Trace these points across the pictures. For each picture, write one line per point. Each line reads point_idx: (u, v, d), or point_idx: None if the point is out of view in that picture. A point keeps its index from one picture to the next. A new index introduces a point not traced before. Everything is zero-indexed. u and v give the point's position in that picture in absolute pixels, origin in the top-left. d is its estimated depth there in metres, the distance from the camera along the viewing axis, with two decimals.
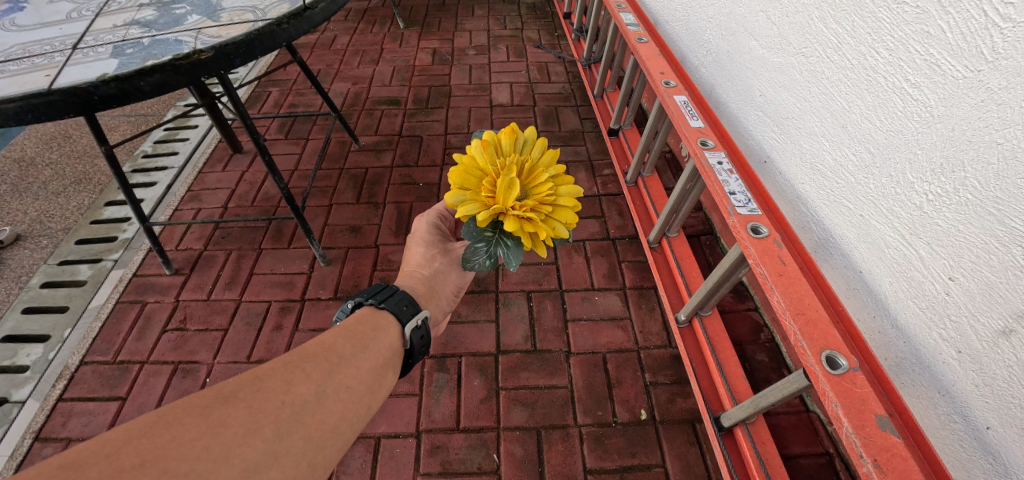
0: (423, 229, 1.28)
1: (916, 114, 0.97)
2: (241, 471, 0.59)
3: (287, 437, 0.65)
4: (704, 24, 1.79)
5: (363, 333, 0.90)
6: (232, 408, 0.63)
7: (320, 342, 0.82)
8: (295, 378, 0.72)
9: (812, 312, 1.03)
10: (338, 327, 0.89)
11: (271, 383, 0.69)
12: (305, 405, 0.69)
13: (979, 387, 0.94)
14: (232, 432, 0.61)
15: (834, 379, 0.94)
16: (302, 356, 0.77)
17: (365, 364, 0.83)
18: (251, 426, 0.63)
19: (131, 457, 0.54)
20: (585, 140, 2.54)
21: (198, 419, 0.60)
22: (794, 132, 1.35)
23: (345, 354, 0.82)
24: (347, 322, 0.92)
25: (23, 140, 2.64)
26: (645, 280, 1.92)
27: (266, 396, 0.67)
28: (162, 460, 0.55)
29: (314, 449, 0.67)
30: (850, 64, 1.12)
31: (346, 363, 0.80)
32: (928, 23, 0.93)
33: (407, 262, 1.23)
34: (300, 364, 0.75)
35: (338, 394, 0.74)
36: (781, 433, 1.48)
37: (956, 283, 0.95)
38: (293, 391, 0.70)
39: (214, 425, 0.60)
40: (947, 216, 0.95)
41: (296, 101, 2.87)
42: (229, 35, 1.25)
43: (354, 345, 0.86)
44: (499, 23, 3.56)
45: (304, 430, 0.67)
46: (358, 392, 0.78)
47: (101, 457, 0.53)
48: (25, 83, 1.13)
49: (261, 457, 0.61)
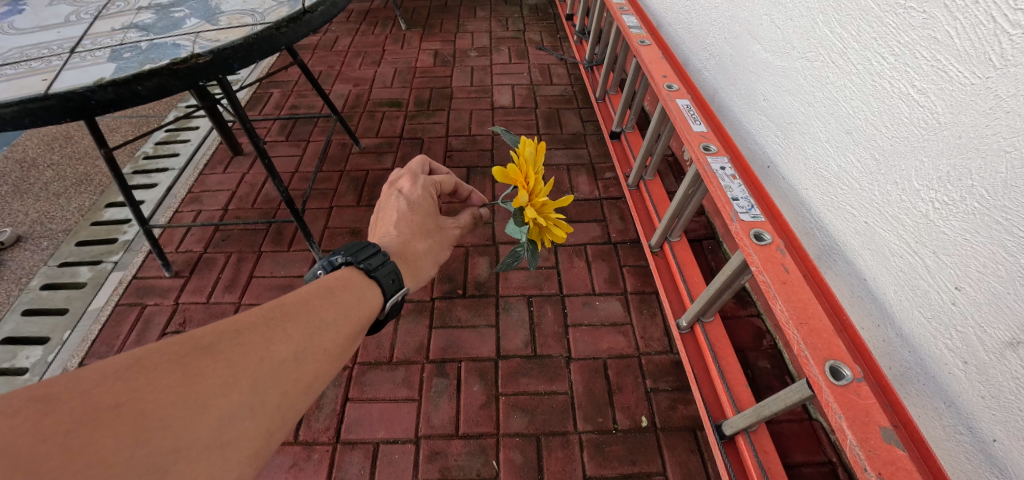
0: (417, 197, 1.10)
1: (922, 121, 0.96)
2: (218, 421, 0.57)
3: (264, 392, 0.63)
4: (707, 27, 1.77)
5: (347, 298, 0.84)
6: (211, 359, 0.61)
7: (304, 299, 0.77)
8: (276, 335, 0.69)
9: (816, 322, 1.02)
10: (323, 287, 0.83)
11: (252, 338, 0.66)
12: (283, 364, 0.67)
13: (985, 398, 0.92)
14: (212, 382, 0.59)
15: (837, 390, 0.92)
16: (284, 313, 0.72)
17: (346, 329, 0.79)
18: (228, 378, 0.60)
19: (105, 396, 0.52)
20: (586, 143, 2.53)
21: (175, 367, 0.57)
22: (798, 137, 1.34)
23: (326, 316, 0.78)
24: (333, 283, 0.85)
25: (25, 141, 2.64)
26: (645, 285, 1.91)
27: (246, 351, 0.64)
28: (139, 403, 0.53)
29: (290, 404, 0.66)
30: (855, 69, 1.11)
31: (328, 327, 0.76)
32: (935, 29, 0.91)
33: (394, 230, 1.04)
34: (282, 322, 0.71)
35: (316, 356, 0.72)
36: (783, 441, 1.46)
37: (962, 292, 0.93)
38: (272, 350, 0.67)
39: (194, 372, 0.58)
40: (953, 225, 0.93)
41: (298, 103, 2.87)
42: (227, 39, 1.24)
43: (337, 307, 0.81)
44: (500, 25, 3.55)
45: (281, 386, 0.66)
46: (336, 354, 0.76)
47: (75, 393, 0.51)
48: (22, 87, 1.12)
49: (237, 409, 0.59)
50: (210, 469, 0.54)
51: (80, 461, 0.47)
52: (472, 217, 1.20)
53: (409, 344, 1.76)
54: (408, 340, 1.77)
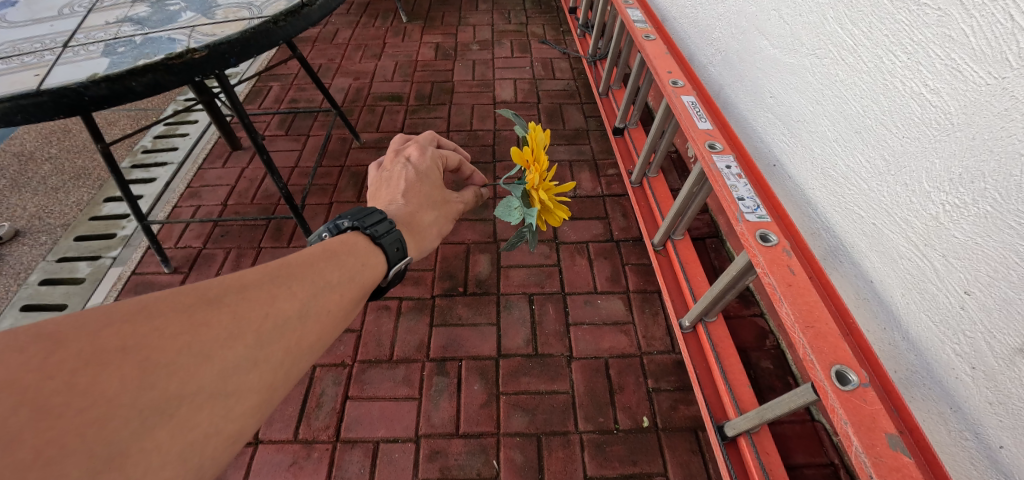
0: (426, 167, 1.10)
1: (935, 121, 0.94)
2: (221, 370, 0.55)
3: (268, 347, 0.61)
4: (714, 21, 1.74)
5: (352, 262, 0.81)
6: (218, 311, 0.58)
7: (308, 259, 0.75)
8: (281, 293, 0.67)
9: (822, 325, 1.00)
10: (328, 250, 0.80)
11: (257, 294, 0.64)
12: (287, 322, 0.65)
13: (992, 404, 0.91)
14: (218, 333, 0.57)
15: (843, 395, 0.90)
16: (289, 271, 0.70)
17: (349, 293, 0.78)
18: (233, 330, 0.58)
19: (112, 338, 0.49)
20: (589, 139, 2.51)
21: (181, 314, 0.55)
22: (805, 136, 1.31)
23: (330, 279, 0.76)
24: (338, 246, 0.83)
25: (23, 134, 2.62)
26: (648, 283, 1.89)
27: (252, 306, 0.62)
28: (145, 348, 0.50)
29: (290, 361, 0.65)
30: (866, 67, 1.09)
31: (332, 289, 0.74)
32: (950, 27, 0.89)
33: (402, 198, 1.03)
34: (287, 280, 0.69)
35: (319, 317, 0.70)
36: (785, 442, 1.45)
37: (972, 297, 0.92)
38: (277, 306, 0.65)
39: (200, 322, 0.56)
40: (964, 229, 0.91)
41: (298, 96, 2.84)
42: (223, 33, 1.22)
43: (341, 271, 0.78)
44: (503, 18, 3.50)
45: (283, 343, 0.64)
46: (338, 317, 0.74)
47: (82, 332, 0.48)
48: (14, 83, 1.10)
49: (239, 361, 0.58)
50: (213, 417, 0.53)
51: (85, 399, 0.45)
52: (476, 194, 1.19)
53: (410, 342, 1.75)
54: (409, 338, 1.76)
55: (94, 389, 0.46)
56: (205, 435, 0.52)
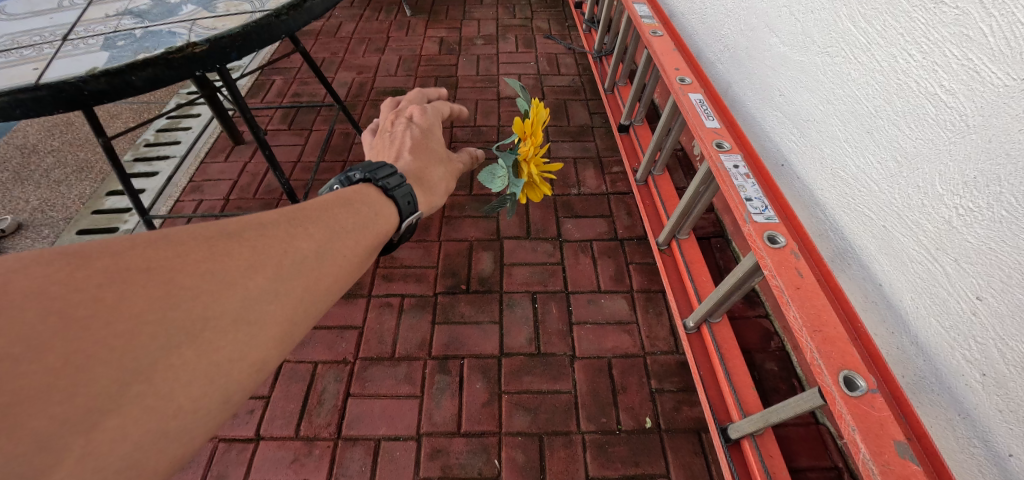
0: (428, 125, 1.09)
1: (950, 123, 0.92)
2: (239, 302, 0.52)
3: (289, 280, 0.58)
4: (722, 18, 1.71)
5: (369, 209, 0.77)
6: (236, 244, 0.55)
7: (324, 202, 0.70)
8: (300, 230, 0.63)
9: (830, 329, 0.99)
10: (343, 197, 0.76)
11: (275, 229, 0.60)
12: (307, 259, 0.61)
13: (1002, 412, 0.89)
14: (236, 265, 0.54)
15: (851, 400, 0.89)
16: (307, 211, 0.66)
17: (367, 237, 0.73)
18: (251, 262, 0.55)
19: (135, 259, 0.48)
20: (594, 136, 2.48)
21: (200, 244, 0.52)
22: (815, 136, 1.29)
23: (349, 223, 0.71)
24: (351, 194, 0.78)
25: (25, 127, 2.62)
26: (652, 283, 1.88)
27: (269, 240, 0.58)
28: (164, 273, 0.48)
29: (312, 299, 0.61)
30: (879, 66, 1.06)
31: (351, 233, 0.70)
32: (968, 26, 0.86)
33: (406, 154, 1.01)
34: (306, 219, 0.64)
35: (340, 257, 0.66)
36: (789, 445, 1.44)
37: (984, 303, 0.90)
38: (296, 243, 0.61)
39: (220, 253, 0.53)
40: (978, 233, 0.89)
41: (301, 91, 2.83)
42: (225, 27, 1.20)
43: (359, 216, 0.74)
44: (508, 12, 3.47)
45: (305, 280, 0.60)
46: (359, 260, 0.70)
47: (104, 251, 0.46)
48: (13, 76, 1.09)
49: (260, 292, 0.55)
50: (234, 345, 0.50)
51: (110, 314, 0.44)
52: (476, 155, 1.18)
53: (412, 339, 1.74)
54: (411, 336, 1.75)
55: (119, 307, 0.44)
56: (227, 363, 0.50)
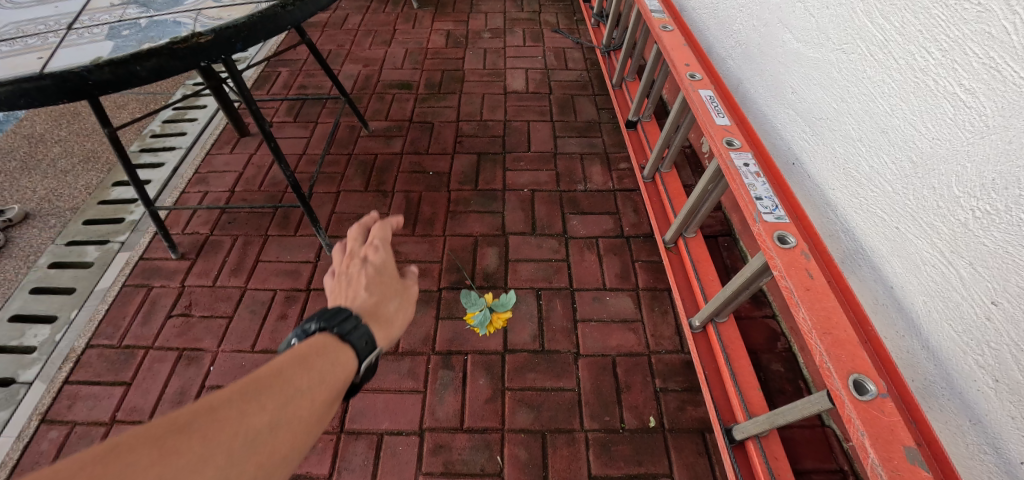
0: (384, 262, 1.10)
1: (968, 123, 0.90)
2: None
3: (239, 465, 0.55)
4: (735, 13, 1.69)
5: (321, 365, 0.76)
6: (183, 441, 0.53)
7: (273, 366, 0.68)
8: (251, 406, 0.60)
9: (840, 332, 0.97)
10: (294, 354, 0.74)
11: (226, 412, 0.58)
12: (258, 435, 0.58)
13: (1015, 420, 0.87)
14: (183, 465, 0.51)
15: (860, 405, 0.88)
16: (258, 382, 0.64)
17: (322, 394, 0.70)
18: (200, 456, 0.53)
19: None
20: (601, 132, 2.46)
21: (146, 451, 0.50)
22: (828, 135, 1.27)
23: (302, 383, 0.69)
24: (304, 351, 0.77)
25: (32, 117, 2.62)
26: (658, 281, 1.86)
27: (222, 426, 0.56)
28: None
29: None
30: (896, 64, 1.04)
31: (306, 395, 0.68)
32: (990, 24, 0.84)
33: (364, 292, 1.01)
34: (257, 392, 0.62)
35: (295, 424, 0.63)
36: (793, 447, 1.43)
37: (999, 308, 0.88)
38: (247, 421, 0.58)
39: (168, 453, 0.51)
40: (995, 236, 0.87)
41: (306, 83, 2.82)
42: (230, 17, 1.19)
43: (311, 374, 0.72)
44: (515, 5, 3.43)
45: (257, 459, 0.57)
46: (315, 423, 0.67)
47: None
48: (18, 65, 1.08)
49: None
50: None
51: None
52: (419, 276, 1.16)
53: (415, 334, 1.74)
54: (414, 330, 1.75)
55: None
56: None
